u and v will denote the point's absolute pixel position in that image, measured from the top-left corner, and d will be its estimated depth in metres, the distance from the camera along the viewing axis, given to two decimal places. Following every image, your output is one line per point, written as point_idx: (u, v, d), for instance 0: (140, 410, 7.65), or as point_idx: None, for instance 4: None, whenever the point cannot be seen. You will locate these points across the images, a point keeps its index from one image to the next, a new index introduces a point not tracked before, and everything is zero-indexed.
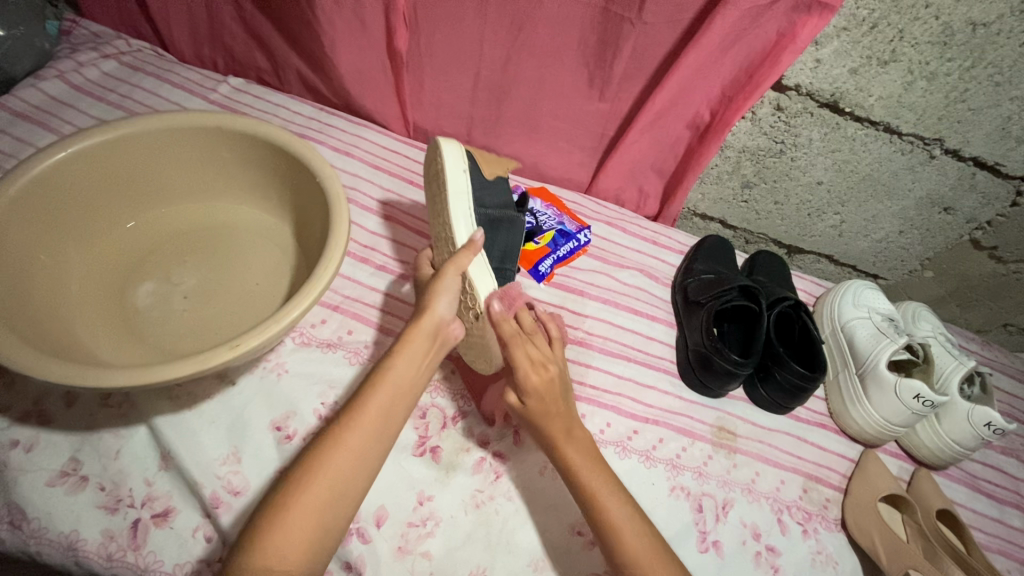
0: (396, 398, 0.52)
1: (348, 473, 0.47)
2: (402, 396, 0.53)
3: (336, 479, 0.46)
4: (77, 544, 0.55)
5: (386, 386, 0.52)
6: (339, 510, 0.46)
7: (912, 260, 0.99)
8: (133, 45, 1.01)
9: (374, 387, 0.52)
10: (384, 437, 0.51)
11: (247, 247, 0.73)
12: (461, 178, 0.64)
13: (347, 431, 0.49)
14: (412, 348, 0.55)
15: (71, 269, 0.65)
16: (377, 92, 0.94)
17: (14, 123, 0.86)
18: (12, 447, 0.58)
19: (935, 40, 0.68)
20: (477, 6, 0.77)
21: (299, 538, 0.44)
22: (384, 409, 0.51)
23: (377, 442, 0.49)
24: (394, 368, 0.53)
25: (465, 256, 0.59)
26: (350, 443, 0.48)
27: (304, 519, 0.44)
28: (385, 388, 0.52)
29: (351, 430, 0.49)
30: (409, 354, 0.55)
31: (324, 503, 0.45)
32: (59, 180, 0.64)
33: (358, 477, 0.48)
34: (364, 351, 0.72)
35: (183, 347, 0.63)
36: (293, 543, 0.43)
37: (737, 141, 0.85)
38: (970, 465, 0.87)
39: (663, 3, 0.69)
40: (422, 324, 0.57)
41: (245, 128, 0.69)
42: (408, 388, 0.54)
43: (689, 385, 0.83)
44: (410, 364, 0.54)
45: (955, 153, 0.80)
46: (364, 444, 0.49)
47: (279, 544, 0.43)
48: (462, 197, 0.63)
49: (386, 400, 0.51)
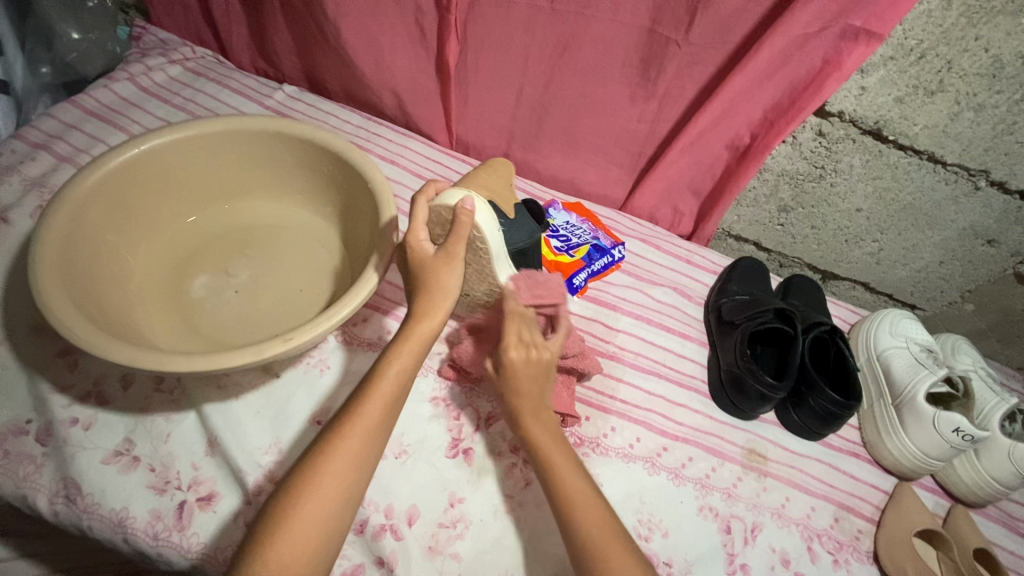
0: (393, 397, 0.54)
1: (347, 478, 0.50)
2: (398, 396, 0.54)
3: (341, 483, 0.49)
4: (126, 521, 0.57)
5: (383, 386, 0.53)
6: (348, 508, 0.50)
7: (951, 291, 0.98)
8: (197, 51, 1.07)
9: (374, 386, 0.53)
10: (383, 433, 0.53)
11: (296, 248, 0.75)
12: (500, 241, 0.61)
13: (348, 431, 0.51)
14: (415, 345, 0.55)
15: (136, 259, 0.69)
16: (423, 104, 0.97)
17: (86, 120, 0.91)
18: (72, 425, 0.61)
19: (984, 72, 0.68)
20: (526, 25, 0.80)
21: (306, 544, 0.47)
22: (383, 409, 0.53)
23: (375, 443, 0.52)
24: (394, 370, 0.54)
25: (458, 245, 0.57)
26: (351, 443, 0.51)
27: (313, 523, 0.47)
28: (383, 389, 0.53)
29: (350, 432, 0.51)
30: (409, 355, 0.55)
31: (329, 510, 0.48)
32: (132, 172, 0.68)
33: (357, 477, 0.51)
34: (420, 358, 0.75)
35: (233, 338, 0.66)
36: (299, 550, 0.46)
37: (776, 164, 0.86)
38: (1007, 504, 0.84)
39: (710, 26, 0.71)
40: (417, 333, 0.55)
41: (302, 132, 0.73)
42: (400, 385, 0.55)
43: (721, 405, 0.82)
44: (410, 366, 0.55)
45: (1001, 185, 0.79)
46: (363, 445, 0.51)
47: (288, 550, 0.46)
48: (500, 254, 0.62)
49: (384, 401, 0.53)
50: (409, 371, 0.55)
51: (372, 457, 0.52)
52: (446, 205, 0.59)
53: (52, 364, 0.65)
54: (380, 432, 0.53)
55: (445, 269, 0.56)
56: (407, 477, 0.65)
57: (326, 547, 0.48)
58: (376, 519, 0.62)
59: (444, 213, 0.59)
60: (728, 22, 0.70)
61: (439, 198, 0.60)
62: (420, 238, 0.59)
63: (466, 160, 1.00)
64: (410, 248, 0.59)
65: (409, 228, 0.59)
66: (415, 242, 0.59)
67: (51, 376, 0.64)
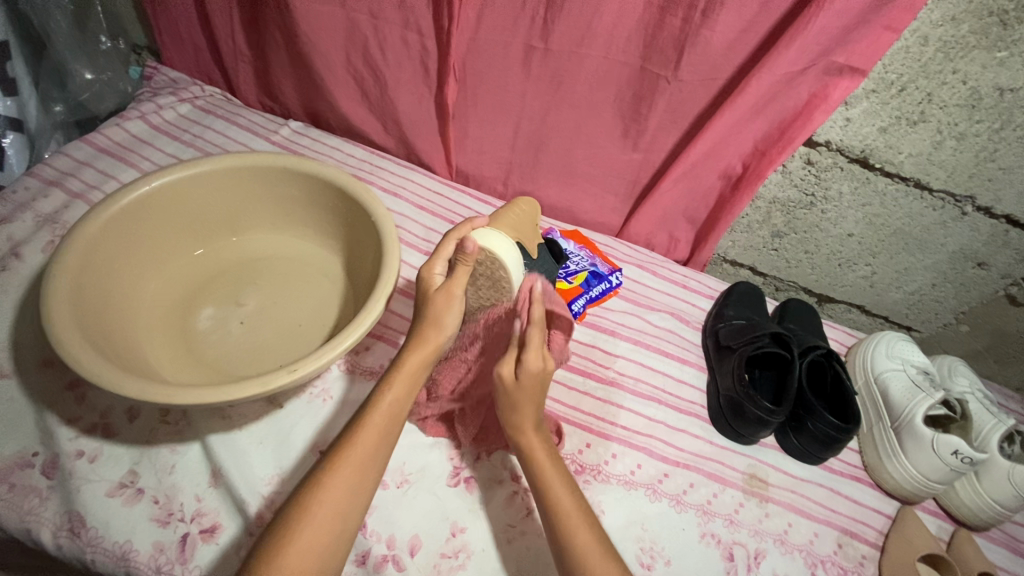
0: (382, 429, 0.54)
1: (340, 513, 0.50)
2: (389, 431, 0.54)
3: (328, 521, 0.49)
4: (129, 555, 0.57)
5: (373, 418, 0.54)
6: (338, 548, 0.49)
7: (946, 313, 0.99)
8: (206, 90, 1.11)
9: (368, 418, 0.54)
10: (376, 466, 0.53)
11: (300, 278, 0.77)
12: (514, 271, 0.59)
13: (338, 466, 0.51)
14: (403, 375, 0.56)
15: (143, 292, 0.70)
16: (424, 139, 1.00)
17: (98, 157, 0.94)
18: (78, 457, 0.62)
19: (964, 103, 0.70)
20: (523, 64, 0.84)
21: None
22: (376, 442, 0.53)
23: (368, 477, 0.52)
24: (388, 401, 0.55)
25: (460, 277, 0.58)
26: (343, 478, 0.51)
27: (301, 561, 0.46)
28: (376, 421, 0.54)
29: (342, 468, 0.51)
30: (401, 387, 0.55)
31: (321, 550, 0.48)
32: (143, 208, 0.70)
33: (350, 513, 0.50)
34: None
35: (239, 368, 0.67)
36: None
37: (768, 192, 0.88)
38: (1011, 527, 0.84)
39: (698, 64, 0.74)
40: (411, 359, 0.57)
41: (308, 168, 0.76)
42: (395, 416, 0.55)
43: (721, 430, 0.83)
44: (401, 399, 0.55)
45: (987, 210, 0.81)
46: (354, 481, 0.51)
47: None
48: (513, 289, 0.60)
49: (375, 436, 0.53)
50: (403, 401, 0.55)
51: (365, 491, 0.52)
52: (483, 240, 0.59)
53: (60, 398, 0.66)
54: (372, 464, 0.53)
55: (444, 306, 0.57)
56: (408, 507, 0.66)
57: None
58: (378, 550, 0.62)
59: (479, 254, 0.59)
60: (714, 59, 0.73)
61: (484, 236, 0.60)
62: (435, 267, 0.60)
63: (466, 190, 1.03)
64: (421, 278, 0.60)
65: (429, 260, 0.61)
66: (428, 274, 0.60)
67: (58, 410, 0.65)
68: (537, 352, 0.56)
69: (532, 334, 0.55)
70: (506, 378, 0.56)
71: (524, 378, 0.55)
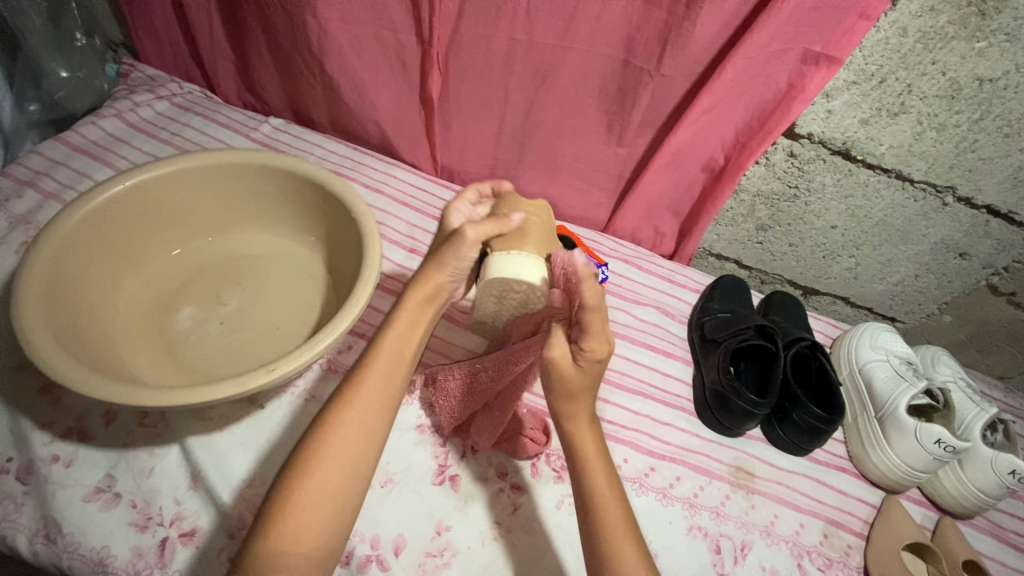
0: (394, 367, 0.52)
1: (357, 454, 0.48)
2: (395, 369, 0.52)
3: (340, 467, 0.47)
4: (107, 560, 0.56)
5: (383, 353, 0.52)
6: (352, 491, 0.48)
7: (929, 303, 1.00)
8: (185, 87, 1.09)
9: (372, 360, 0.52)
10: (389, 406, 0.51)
11: (281, 277, 0.76)
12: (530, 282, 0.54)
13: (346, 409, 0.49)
14: (409, 310, 0.54)
15: (120, 294, 0.69)
16: (407, 134, 0.99)
17: (73, 157, 0.92)
18: (53, 462, 0.61)
19: (944, 94, 0.71)
20: (505, 57, 0.83)
21: (313, 521, 0.46)
22: (382, 383, 0.51)
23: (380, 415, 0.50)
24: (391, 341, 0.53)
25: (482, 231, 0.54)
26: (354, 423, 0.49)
27: (314, 509, 0.46)
28: (381, 361, 0.52)
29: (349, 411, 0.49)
30: (406, 329, 0.54)
31: (334, 494, 0.47)
32: (118, 207, 0.69)
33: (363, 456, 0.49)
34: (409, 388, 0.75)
35: (219, 369, 0.66)
36: (307, 524, 0.45)
37: (751, 185, 0.88)
38: (994, 514, 0.85)
39: (680, 58, 0.73)
40: (421, 293, 0.55)
41: (288, 165, 0.74)
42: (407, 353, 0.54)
43: (706, 423, 0.83)
44: (405, 341, 0.54)
45: (967, 201, 0.82)
46: (365, 422, 0.49)
47: (297, 525, 0.45)
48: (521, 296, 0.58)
49: (382, 377, 0.51)
50: (409, 341, 0.54)
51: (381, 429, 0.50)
52: (509, 272, 0.52)
53: (34, 402, 0.65)
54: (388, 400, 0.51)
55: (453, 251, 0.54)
56: (393, 506, 0.65)
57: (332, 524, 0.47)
58: (362, 550, 0.62)
59: (509, 284, 0.53)
60: (696, 52, 0.72)
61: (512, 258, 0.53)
62: (479, 233, 0.53)
63: (449, 187, 1.02)
64: (461, 233, 0.53)
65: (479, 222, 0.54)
66: (470, 236, 0.53)
67: (33, 414, 0.64)
68: (597, 337, 0.49)
69: (591, 319, 0.48)
70: (559, 360, 0.51)
71: (585, 362, 0.51)
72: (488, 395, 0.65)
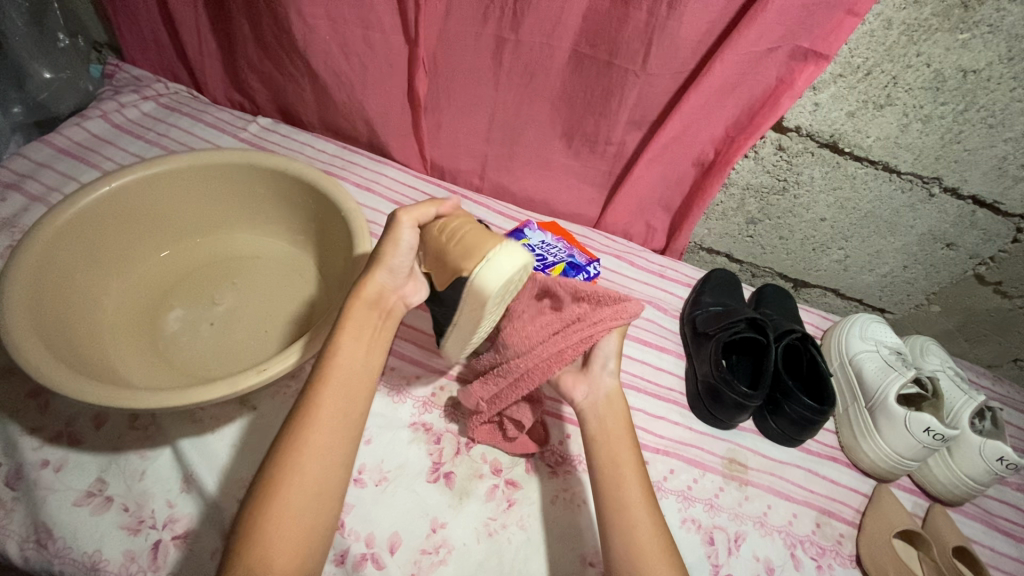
0: (348, 384, 0.53)
1: (321, 472, 0.48)
2: (351, 383, 0.53)
3: (309, 483, 0.47)
4: (99, 564, 0.56)
5: (335, 375, 0.53)
6: (327, 502, 0.48)
7: (917, 294, 1.01)
8: (171, 87, 1.08)
9: (323, 377, 0.52)
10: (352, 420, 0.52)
11: (272, 278, 0.76)
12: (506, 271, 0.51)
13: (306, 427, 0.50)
14: (355, 325, 0.56)
15: (108, 296, 0.69)
16: (396, 133, 0.99)
17: (58, 159, 0.91)
18: (42, 467, 0.60)
19: (928, 86, 0.71)
20: (493, 54, 0.82)
21: (286, 537, 0.45)
22: (338, 399, 0.52)
23: (343, 429, 0.51)
24: (342, 359, 0.54)
25: (427, 209, 0.57)
26: (316, 441, 0.49)
27: (288, 522, 0.46)
28: (335, 376, 0.53)
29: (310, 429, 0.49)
30: (356, 344, 0.55)
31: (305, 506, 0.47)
32: (105, 209, 0.68)
33: (332, 467, 0.49)
34: (404, 387, 0.75)
35: (209, 371, 0.65)
36: (283, 541, 0.45)
37: (741, 178, 0.89)
38: (984, 501, 0.86)
39: (667, 54, 0.73)
40: (364, 292, 0.57)
41: (278, 165, 0.74)
42: (362, 371, 0.55)
43: (699, 415, 0.83)
44: (356, 355, 0.55)
45: (954, 191, 0.83)
46: (329, 438, 0.50)
47: (273, 541, 0.44)
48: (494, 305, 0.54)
49: (338, 391, 0.52)
50: (360, 356, 0.55)
51: (345, 447, 0.51)
52: (505, 280, 0.50)
53: (23, 406, 0.64)
54: (348, 419, 0.52)
55: (390, 246, 0.57)
56: (387, 505, 0.65)
57: (306, 541, 0.46)
58: (357, 548, 0.62)
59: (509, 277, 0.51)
60: (684, 48, 0.72)
61: (490, 263, 0.50)
62: (412, 218, 0.56)
63: (440, 185, 1.02)
64: (392, 221, 0.56)
65: (410, 208, 0.57)
66: (403, 220, 0.56)
67: (21, 418, 0.63)
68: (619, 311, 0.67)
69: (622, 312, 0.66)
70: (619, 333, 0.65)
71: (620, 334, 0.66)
72: (493, 392, 0.63)
